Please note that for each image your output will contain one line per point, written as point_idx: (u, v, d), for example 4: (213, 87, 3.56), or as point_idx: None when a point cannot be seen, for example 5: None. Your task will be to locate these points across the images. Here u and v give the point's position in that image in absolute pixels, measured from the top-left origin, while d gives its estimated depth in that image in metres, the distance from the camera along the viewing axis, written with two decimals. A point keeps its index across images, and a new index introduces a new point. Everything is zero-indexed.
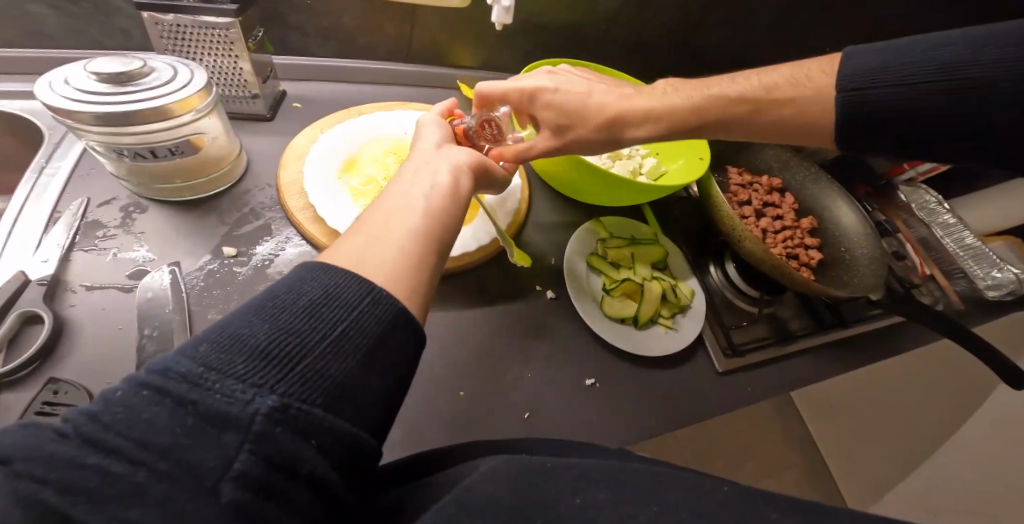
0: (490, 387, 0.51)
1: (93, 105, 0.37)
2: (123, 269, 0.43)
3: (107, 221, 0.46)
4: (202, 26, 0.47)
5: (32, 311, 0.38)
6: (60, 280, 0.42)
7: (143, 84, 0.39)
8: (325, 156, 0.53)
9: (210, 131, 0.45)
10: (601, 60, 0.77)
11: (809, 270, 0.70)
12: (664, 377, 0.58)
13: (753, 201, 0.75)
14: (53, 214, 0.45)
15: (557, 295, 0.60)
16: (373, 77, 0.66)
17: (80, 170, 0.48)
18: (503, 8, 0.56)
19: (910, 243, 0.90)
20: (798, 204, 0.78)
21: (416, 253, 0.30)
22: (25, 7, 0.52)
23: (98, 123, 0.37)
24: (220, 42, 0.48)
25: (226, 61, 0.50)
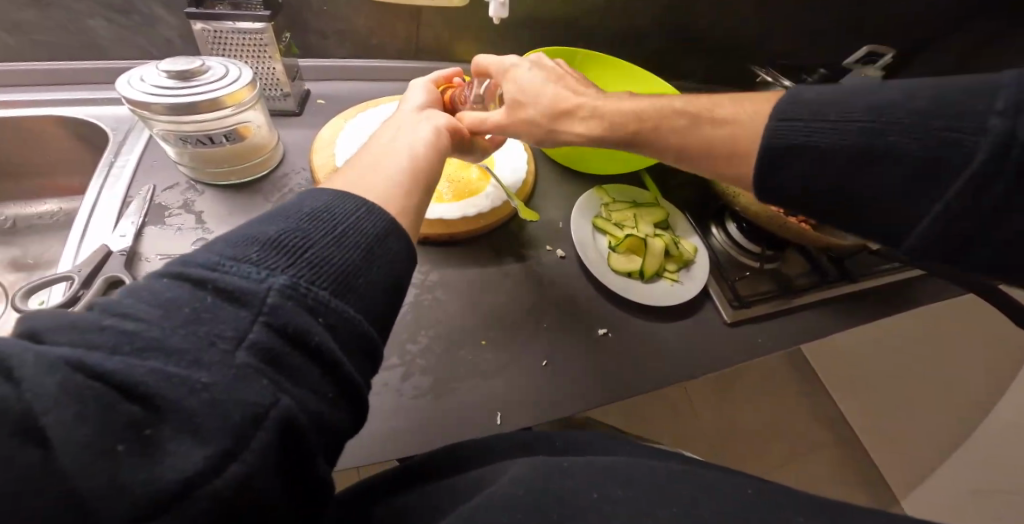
0: (509, 338, 0.55)
1: (164, 96, 0.43)
2: (188, 241, 0.50)
3: (171, 203, 0.53)
4: (239, 31, 0.53)
5: (116, 275, 0.45)
6: (136, 252, 0.48)
7: (200, 79, 0.45)
8: (353, 141, 0.60)
9: (254, 121, 0.52)
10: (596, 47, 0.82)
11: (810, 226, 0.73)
12: (671, 327, 0.62)
13: None
14: (125, 198, 0.52)
15: (566, 254, 0.65)
16: (388, 75, 0.73)
17: (146, 162, 0.55)
18: (500, 3, 0.62)
19: None
20: None
21: (405, 180, 0.38)
22: (83, 23, 0.59)
23: (167, 111, 0.44)
24: (256, 45, 0.55)
25: (262, 62, 0.57)
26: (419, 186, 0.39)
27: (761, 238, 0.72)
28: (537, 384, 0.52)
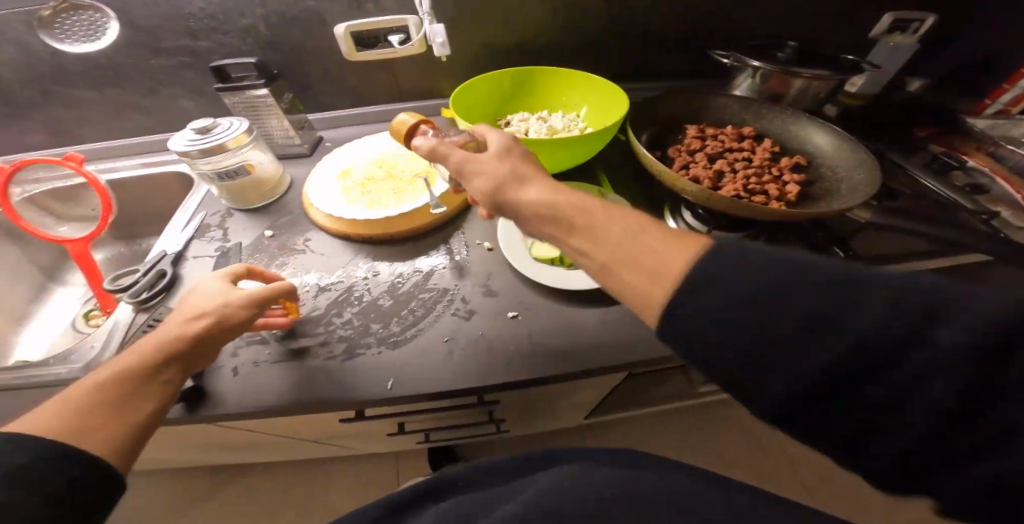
0: (422, 318, 0.62)
1: (198, 146, 0.66)
2: (213, 247, 0.72)
3: (212, 222, 0.76)
4: (254, 97, 0.76)
5: (163, 269, 0.67)
6: (182, 255, 0.71)
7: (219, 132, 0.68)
8: (328, 167, 0.76)
9: (257, 159, 0.73)
10: (562, 63, 0.87)
11: (782, 203, 0.65)
12: (592, 313, 0.62)
13: (708, 148, 0.72)
14: (187, 220, 0.77)
15: (492, 247, 0.69)
16: (379, 116, 0.90)
17: (206, 198, 0.80)
18: (438, 45, 0.74)
19: (1003, 177, 0.72)
20: (779, 147, 0.74)
21: (109, 395, 0.41)
22: (177, 103, 0.87)
23: (199, 156, 0.67)
24: (265, 105, 0.77)
25: (273, 118, 0.79)
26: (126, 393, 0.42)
27: (723, 222, 0.66)
28: (441, 360, 0.58)
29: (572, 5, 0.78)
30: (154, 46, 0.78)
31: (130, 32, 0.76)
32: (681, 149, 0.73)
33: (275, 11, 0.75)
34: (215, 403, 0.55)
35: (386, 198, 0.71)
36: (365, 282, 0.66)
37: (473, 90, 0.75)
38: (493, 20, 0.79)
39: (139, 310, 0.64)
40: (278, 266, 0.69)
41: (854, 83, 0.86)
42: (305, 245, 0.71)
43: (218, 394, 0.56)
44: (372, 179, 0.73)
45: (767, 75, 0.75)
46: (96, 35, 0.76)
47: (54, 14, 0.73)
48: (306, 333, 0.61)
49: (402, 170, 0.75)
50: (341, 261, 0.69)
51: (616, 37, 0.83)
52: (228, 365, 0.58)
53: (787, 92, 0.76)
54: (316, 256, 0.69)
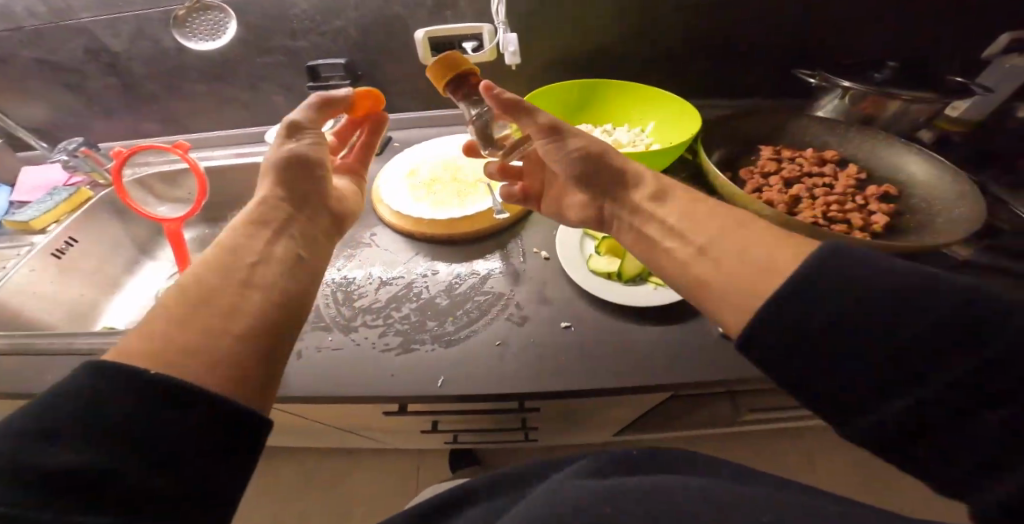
0: (476, 319, 0.63)
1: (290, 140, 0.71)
2: None
3: None
4: None
5: None
6: None
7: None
8: (399, 165, 0.79)
9: None
10: (631, 76, 0.86)
11: (865, 234, 0.61)
12: (647, 332, 0.61)
13: (785, 170, 0.68)
14: None
15: (549, 256, 0.69)
16: (446, 122, 0.92)
17: None
18: (510, 54, 0.76)
19: None
20: (865, 175, 0.69)
21: (187, 318, 0.35)
22: (271, 98, 0.94)
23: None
24: None
25: None
26: (206, 305, 0.36)
27: None
28: (491, 363, 0.59)
29: (648, 17, 0.77)
30: (259, 44, 0.85)
31: (241, 30, 0.83)
32: (755, 169, 0.70)
33: (369, 16, 0.80)
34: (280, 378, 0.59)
35: (451, 200, 0.72)
36: (424, 279, 0.68)
37: (544, 99, 0.76)
38: (573, 30, 0.80)
39: None
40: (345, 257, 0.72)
41: (958, 107, 0.76)
42: (371, 239, 0.74)
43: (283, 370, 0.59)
44: (439, 181, 0.75)
45: (860, 97, 0.70)
46: (218, 33, 0.83)
47: (187, 14, 0.79)
48: (366, 323, 0.64)
49: (467, 174, 0.77)
50: (402, 257, 0.71)
51: (690, 51, 0.81)
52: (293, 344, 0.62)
53: (880, 116, 0.71)
54: (380, 251, 0.72)
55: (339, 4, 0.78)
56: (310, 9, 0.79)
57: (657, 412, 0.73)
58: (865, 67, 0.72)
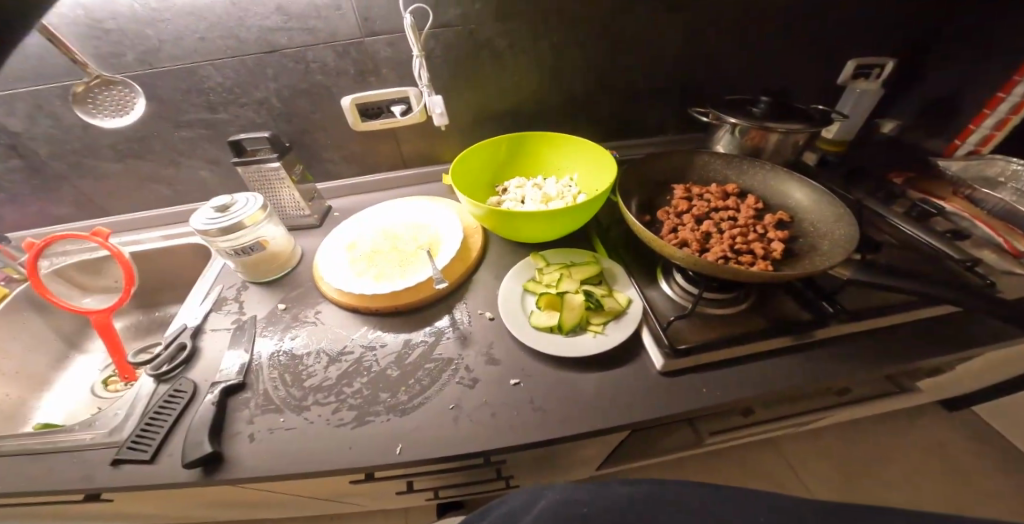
0: (429, 385, 0.66)
1: (217, 224, 0.69)
2: (228, 320, 0.76)
3: (228, 295, 0.80)
4: (265, 170, 0.77)
5: (183, 341, 0.72)
6: (201, 327, 0.76)
7: (236, 209, 0.71)
8: (337, 242, 0.80)
9: (270, 234, 0.76)
10: (556, 124, 0.91)
11: (770, 261, 0.67)
12: (590, 378, 0.66)
13: (698, 208, 0.75)
14: (206, 292, 0.81)
15: (494, 316, 0.73)
16: (382, 185, 0.93)
17: (224, 272, 0.85)
18: (437, 116, 0.79)
19: (983, 220, 0.75)
20: (764, 203, 0.77)
21: None
22: (197, 173, 0.90)
23: (218, 234, 0.70)
24: (275, 178, 0.78)
25: (285, 191, 0.81)
26: None
27: (712, 283, 0.70)
28: (448, 427, 0.61)
29: (562, 71, 0.83)
30: (175, 119, 0.81)
31: (153, 106, 0.79)
32: (670, 210, 0.76)
33: (288, 86, 0.79)
34: (228, 468, 0.59)
35: (391, 272, 0.75)
36: (373, 352, 0.70)
37: (470, 160, 0.79)
38: (491, 86, 0.84)
39: (161, 380, 0.69)
40: (289, 340, 0.73)
41: (830, 130, 0.93)
42: (316, 317, 0.75)
43: (234, 461, 0.59)
44: (378, 253, 0.77)
45: (746, 130, 0.79)
46: (124, 110, 0.73)
47: (86, 90, 0.68)
48: (318, 401, 0.65)
49: (406, 243, 0.79)
50: (351, 332, 0.73)
51: (605, 95, 0.87)
52: (243, 431, 0.62)
53: (765, 147, 0.81)
54: (327, 328, 0.73)
55: (255, 74, 0.77)
56: (226, 81, 0.77)
57: (621, 447, 0.77)
58: (743, 104, 0.81)
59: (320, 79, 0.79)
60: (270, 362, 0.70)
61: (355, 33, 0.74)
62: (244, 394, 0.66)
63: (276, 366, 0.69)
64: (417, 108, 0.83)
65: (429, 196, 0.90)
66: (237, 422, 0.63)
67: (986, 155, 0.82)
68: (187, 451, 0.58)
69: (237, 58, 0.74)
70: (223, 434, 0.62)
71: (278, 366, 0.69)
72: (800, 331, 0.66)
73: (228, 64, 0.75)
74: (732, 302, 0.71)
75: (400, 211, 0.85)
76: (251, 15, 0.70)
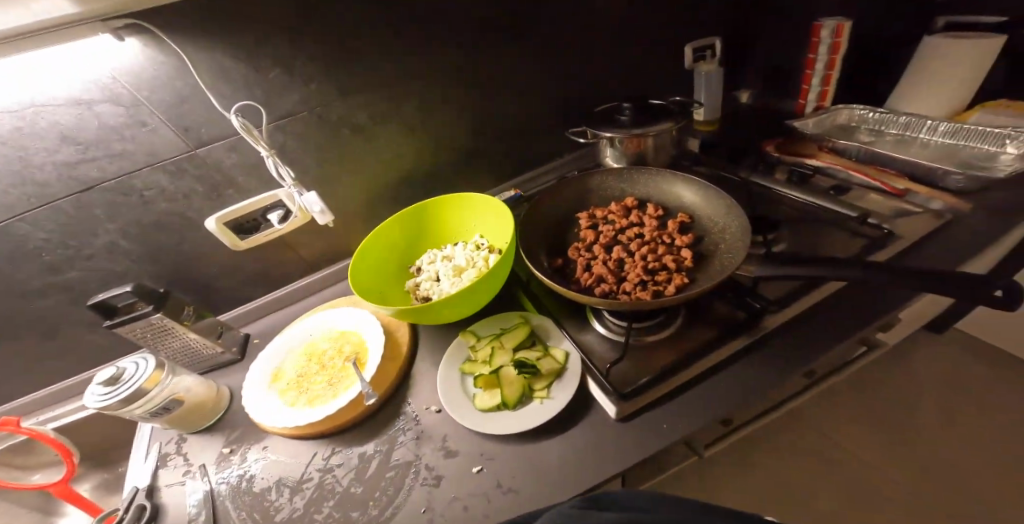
0: (398, 494, 0.65)
1: (117, 395, 0.64)
2: (180, 471, 0.72)
3: (170, 449, 0.76)
4: (148, 326, 0.71)
5: (140, 502, 0.67)
6: (153, 485, 0.71)
7: (135, 373, 0.67)
8: (258, 379, 0.75)
9: (184, 386, 0.72)
10: (444, 176, 0.88)
11: (684, 272, 0.67)
12: (549, 443, 0.67)
13: (604, 237, 0.74)
14: (147, 451, 0.76)
15: (440, 407, 0.73)
16: (300, 293, 0.89)
17: (154, 430, 0.80)
18: (317, 214, 0.74)
19: (852, 171, 0.78)
20: (664, 210, 0.77)
21: None
22: (83, 337, 0.81)
23: (122, 405, 0.65)
24: (164, 328, 0.72)
25: (182, 338, 0.75)
26: None
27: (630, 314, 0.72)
28: None
29: (424, 120, 0.79)
30: (18, 290, 0.71)
31: None
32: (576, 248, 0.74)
33: (133, 221, 0.71)
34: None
35: (323, 393, 0.72)
36: (334, 473, 0.69)
37: (368, 250, 0.76)
38: (358, 164, 0.79)
39: None
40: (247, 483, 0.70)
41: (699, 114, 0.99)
42: (264, 453, 0.73)
43: None
44: (305, 375, 0.74)
45: (622, 140, 0.77)
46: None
47: None
48: None
49: (330, 356, 0.76)
50: (304, 459, 0.71)
51: (476, 127, 0.84)
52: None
53: (647, 149, 0.80)
54: (281, 462, 0.71)
55: (83, 218, 0.68)
56: (51, 235, 0.68)
57: None
58: (611, 114, 0.79)
59: (166, 206, 0.72)
60: (237, 502, 0.68)
61: (181, 148, 0.68)
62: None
63: (244, 503, 0.67)
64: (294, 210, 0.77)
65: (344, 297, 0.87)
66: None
67: (830, 108, 0.90)
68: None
69: (47, 205, 0.65)
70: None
71: (248, 502, 0.67)
72: (743, 330, 0.70)
73: (42, 213, 0.65)
74: (659, 327, 0.74)
75: (313, 322, 0.82)
76: (33, 154, 0.61)
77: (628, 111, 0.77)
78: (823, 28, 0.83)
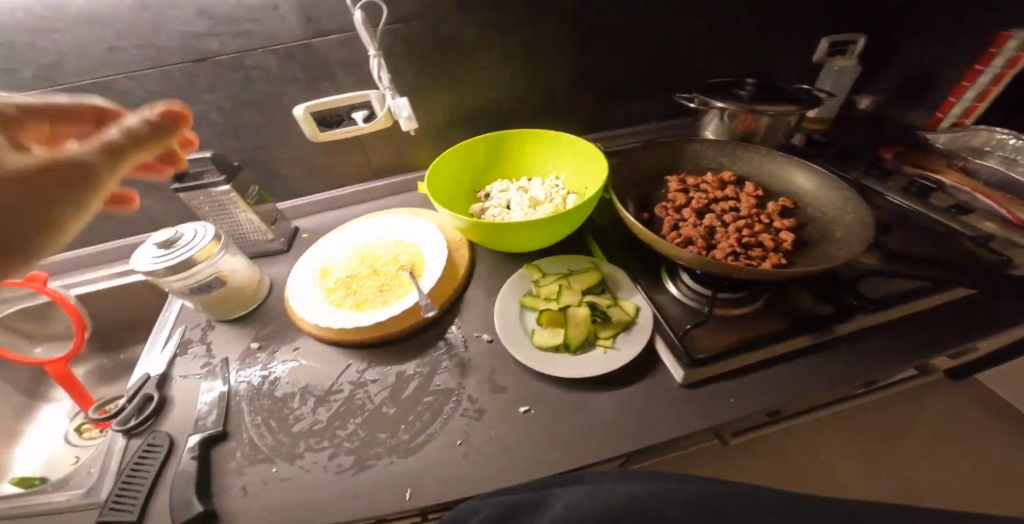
0: (435, 421, 0.60)
1: (164, 262, 0.59)
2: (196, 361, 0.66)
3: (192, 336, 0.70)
4: (212, 195, 0.67)
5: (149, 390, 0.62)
6: (167, 373, 0.66)
7: (186, 241, 0.61)
8: (306, 271, 0.71)
9: (233, 265, 0.67)
10: (536, 115, 0.84)
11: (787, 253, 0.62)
12: (605, 397, 0.61)
13: (700, 201, 0.69)
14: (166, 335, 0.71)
15: (493, 338, 0.67)
16: (358, 198, 0.85)
17: (181, 311, 0.75)
18: (404, 120, 0.71)
19: (983, 193, 0.72)
20: (764, 190, 0.72)
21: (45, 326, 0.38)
22: (139, 202, 0.78)
23: (170, 273, 0.60)
24: (228, 202, 0.68)
25: (241, 216, 0.71)
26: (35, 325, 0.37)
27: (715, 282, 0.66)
28: (457, 465, 0.55)
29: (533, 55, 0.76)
30: None
31: None
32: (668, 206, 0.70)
33: (230, 97, 0.69)
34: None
35: (372, 298, 0.67)
36: (366, 389, 0.63)
37: (449, 164, 0.72)
38: (454, 84, 0.76)
39: (131, 436, 0.59)
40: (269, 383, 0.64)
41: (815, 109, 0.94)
42: (294, 354, 0.67)
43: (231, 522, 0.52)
44: (357, 278, 0.70)
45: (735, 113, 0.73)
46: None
47: None
48: (311, 448, 0.58)
49: (385, 264, 0.72)
50: (336, 368, 0.65)
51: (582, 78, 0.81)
52: (235, 486, 0.54)
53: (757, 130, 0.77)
54: (309, 365, 0.66)
55: (184, 84, 0.66)
56: (150, 95, 0.67)
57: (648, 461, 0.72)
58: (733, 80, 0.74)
59: (264, 88, 0.70)
60: (252, 406, 0.61)
61: (299, 36, 0.66)
62: (228, 443, 0.57)
63: (259, 409, 0.61)
64: (380, 113, 0.75)
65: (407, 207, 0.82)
66: (227, 475, 0.55)
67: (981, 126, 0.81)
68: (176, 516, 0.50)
69: (159, 69, 0.64)
70: (209, 491, 0.53)
71: (265, 408, 0.61)
72: (818, 326, 0.62)
73: (153, 76, 0.65)
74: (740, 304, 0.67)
75: (370, 227, 0.77)
76: (167, 23, 0.60)
77: (749, 88, 0.73)
78: (1009, 39, 0.74)
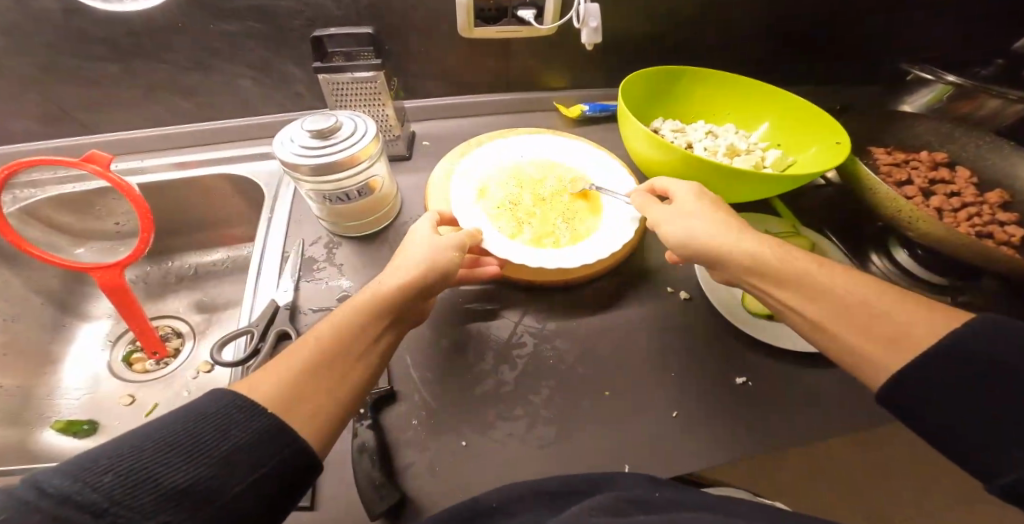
0: (635, 386, 0.51)
1: (310, 158, 0.46)
2: (334, 294, 0.52)
3: (317, 257, 0.55)
4: (356, 81, 0.56)
5: (284, 328, 0.47)
6: (296, 305, 0.51)
7: (341, 137, 0.47)
8: (462, 187, 0.59)
9: (380, 174, 0.54)
10: (697, 61, 0.77)
11: (1016, 250, 0.57)
12: (828, 375, 0.52)
13: (917, 181, 0.64)
14: (283, 253, 0.55)
15: (691, 296, 0.58)
16: (492, 109, 0.75)
17: (289, 216, 0.59)
18: (594, 30, 0.58)
19: None
20: (977, 178, 0.66)
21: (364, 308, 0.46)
22: (234, 82, 0.65)
23: (321, 173, 0.47)
24: (371, 93, 0.58)
25: (375, 109, 0.61)
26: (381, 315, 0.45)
27: (947, 266, 0.57)
28: (671, 441, 0.47)
29: None
30: (215, 3, 0.56)
31: None
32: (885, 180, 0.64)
33: None
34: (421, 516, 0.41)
35: (558, 232, 0.57)
36: (550, 344, 0.53)
37: (628, 96, 0.64)
38: (637, 8, 0.67)
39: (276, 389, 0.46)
40: (438, 332, 0.53)
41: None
42: (455, 294, 0.56)
43: (420, 509, 0.42)
44: (523, 205, 0.58)
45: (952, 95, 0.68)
46: None
47: None
48: (502, 418, 0.47)
49: (561, 196, 0.61)
50: (511, 315, 0.55)
51: (756, 37, 0.74)
52: (419, 461, 0.44)
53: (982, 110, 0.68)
54: (475, 311, 0.55)
55: None
56: None
57: None
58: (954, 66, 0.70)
59: None
60: (420, 359, 0.51)
61: None
62: (400, 405, 0.47)
63: (425, 363, 0.50)
64: (549, 20, 0.61)
65: (555, 130, 0.72)
66: (407, 447, 0.45)
67: None
68: (365, 499, 0.40)
69: None
70: (391, 471, 0.43)
71: (435, 362, 0.51)
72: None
73: None
74: (963, 289, 0.57)
75: (531, 149, 0.65)
76: None
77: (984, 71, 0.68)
78: None
